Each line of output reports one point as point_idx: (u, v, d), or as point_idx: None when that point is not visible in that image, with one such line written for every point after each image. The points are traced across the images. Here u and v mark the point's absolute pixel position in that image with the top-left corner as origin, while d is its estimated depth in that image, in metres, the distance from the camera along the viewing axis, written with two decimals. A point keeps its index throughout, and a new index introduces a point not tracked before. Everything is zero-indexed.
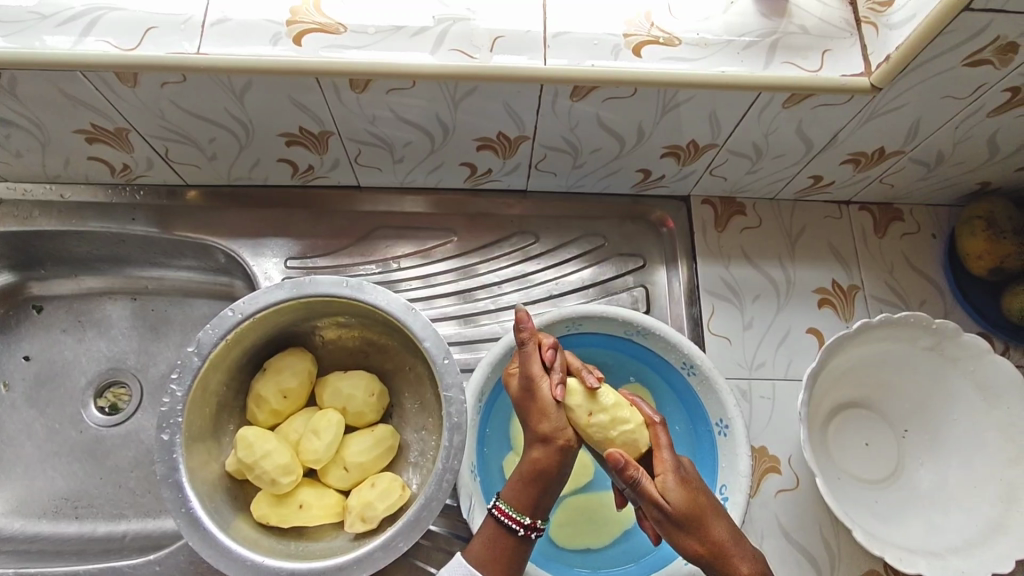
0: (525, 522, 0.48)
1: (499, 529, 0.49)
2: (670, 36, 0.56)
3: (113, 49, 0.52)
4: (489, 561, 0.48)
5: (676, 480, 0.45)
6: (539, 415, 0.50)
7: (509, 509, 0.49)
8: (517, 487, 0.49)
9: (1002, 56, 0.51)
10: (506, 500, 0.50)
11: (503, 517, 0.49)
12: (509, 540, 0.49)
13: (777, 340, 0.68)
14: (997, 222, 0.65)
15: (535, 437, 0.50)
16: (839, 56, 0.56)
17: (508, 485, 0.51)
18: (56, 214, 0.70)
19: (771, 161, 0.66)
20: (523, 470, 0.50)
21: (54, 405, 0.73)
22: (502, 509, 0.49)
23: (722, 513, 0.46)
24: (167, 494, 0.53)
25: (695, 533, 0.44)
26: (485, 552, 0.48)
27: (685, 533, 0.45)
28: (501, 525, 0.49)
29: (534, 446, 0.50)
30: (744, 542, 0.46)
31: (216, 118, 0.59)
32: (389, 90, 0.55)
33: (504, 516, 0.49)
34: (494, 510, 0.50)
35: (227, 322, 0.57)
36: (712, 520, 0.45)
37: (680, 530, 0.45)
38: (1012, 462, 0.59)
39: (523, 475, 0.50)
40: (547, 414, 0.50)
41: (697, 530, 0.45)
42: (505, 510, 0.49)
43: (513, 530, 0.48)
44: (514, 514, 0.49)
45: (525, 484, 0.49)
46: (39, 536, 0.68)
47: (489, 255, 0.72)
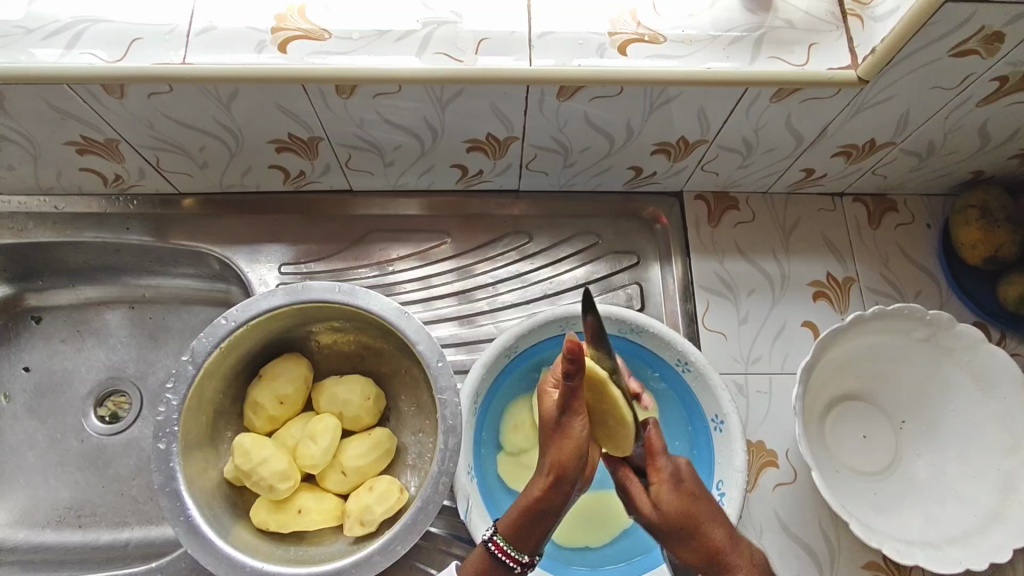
0: (523, 560, 0.47)
1: (492, 562, 0.47)
2: (654, 33, 0.56)
3: (100, 61, 0.52)
4: None
5: (670, 487, 0.45)
6: (561, 449, 0.45)
7: (508, 546, 0.47)
8: (520, 526, 0.46)
9: (988, 45, 0.51)
10: (504, 535, 0.47)
11: (501, 553, 0.47)
12: (503, 573, 0.47)
13: (773, 334, 0.68)
14: (991, 212, 0.65)
15: (547, 473, 0.46)
16: (826, 50, 0.55)
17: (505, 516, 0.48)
18: (52, 225, 0.71)
19: (763, 156, 0.65)
20: (529, 504, 0.46)
21: (55, 415, 0.73)
22: (500, 546, 0.47)
23: (722, 520, 0.45)
24: (166, 503, 0.53)
25: (688, 541, 0.44)
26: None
27: (677, 542, 0.45)
28: (498, 561, 0.47)
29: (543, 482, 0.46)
30: (746, 549, 0.44)
31: (205, 127, 0.60)
32: (376, 95, 0.55)
33: (503, 553, 0.47)
34: (491, 545, 0.47)
35: (221, 330, 0.57)
36: (710, 530, 0.44)
37: (672, 539, 0.45)
38: (1009, 452, 0.59)
39: (526, 513, 0.46)
40: (568, 452, 0.45)
41: (689, 540, 0.44)
42: (504, 547, 0.47)
43: (510, 566, 0.47)
44: (512, 553, 0.47)
45: (523, 521, 0.46)
46: (44, 545, 0.69)
47: (483, 256, 0.72)
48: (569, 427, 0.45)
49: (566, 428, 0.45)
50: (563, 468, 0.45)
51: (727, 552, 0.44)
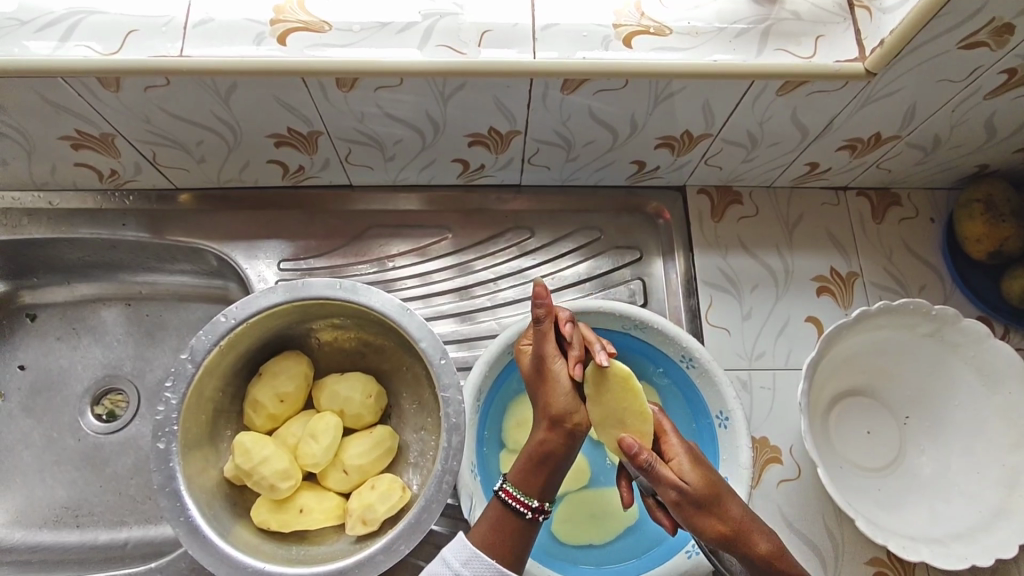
0: (533, 505, 0.48)
1: (505, 512, 0.48)
2: (660, 25, 0.56)
3: (94, 54, 0.51)
4: (493, 543, 0.47)
5: (689, 463, 0.47)
6: (551, 396, 0.50)
7: (516, 491, 0.48)
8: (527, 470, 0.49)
9: (998, 37, 0.50)
10: (515, 482, 0.49)
11: (510, 500, 0.48)
12: (517, 523, 0.48)
13: (777, 330, 0.67)
14: (996, 205, 0.64)
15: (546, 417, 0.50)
16: (833, 42, 0.55)
17: (514, 468, 0.50)
18: (46, 222, 0.69)
19: (768, 149, 0.65)
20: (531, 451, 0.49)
21: (51, 414, 0.72)
22: (509, 492, 0.48)
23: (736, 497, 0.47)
24: (165, 503, 0.53)
25: (715, 511, 0.46)
26: (493, 534, 0.48)
27: (706, 512, 0.45)
28: (510, 508, 0.48)
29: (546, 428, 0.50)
30: (762, 524, 0.47)
31: (202, 121, 0.59)
32: (377, 88, 0.55)
33: (513, 499, 0.48)
34: (501, 493, 0.49)
35: (220, 327, 0.56)
36: (730, 502, 0.46)
37: (700, 512, 0.46)
38: (1014, 447, 0.58)
39: (530, 459, 0.49)
40: (557, 397, 0.50)
41: (716, 509, 0.46)
42: (514, 492, 0.48)
43: (521, 513, 0.48)
44: (523, 497, 0.48)
45: (531, 466, 0.49)
46: (42, 545, 0.68)
47: (484, 251, 0.71)
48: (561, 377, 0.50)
49: (551, 377, 0.50)
50: (557, 405, 0.49)
51: (749, 523, 0.46)
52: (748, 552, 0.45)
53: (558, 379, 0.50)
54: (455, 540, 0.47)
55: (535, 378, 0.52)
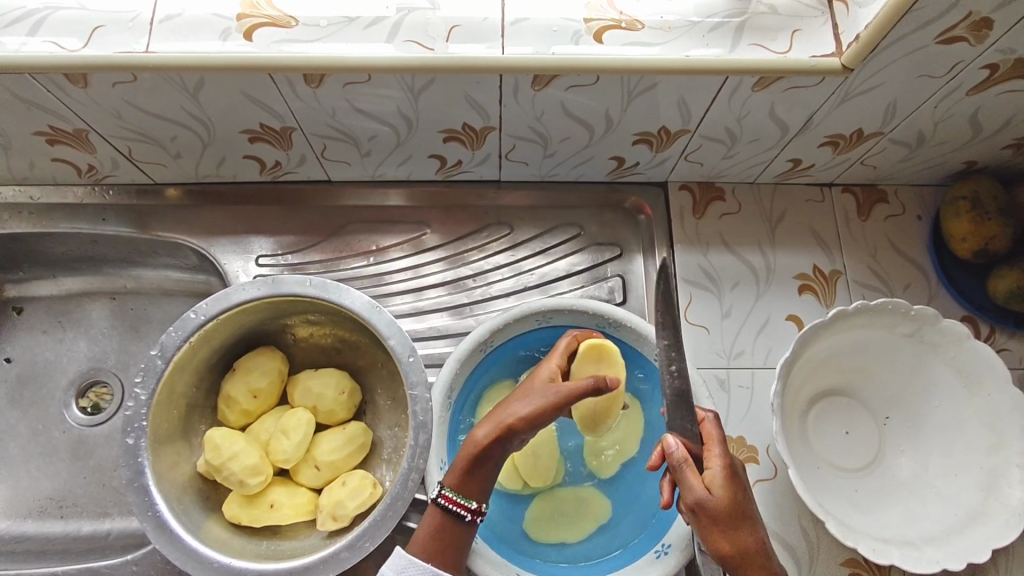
0: (472, 507, 0.51)
1: (445, 519, 0.50)
2: (632, 19, 0.55)
3: (59, 50, 0.51)
4: (434, 554, 0.50)
5: (723, 478, 0.48)
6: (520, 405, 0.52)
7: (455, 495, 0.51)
8: (465, 473, 0.51)
9: (976, 32, 0.49)
10: (452, 487, 0.51)
11: (450, 504, 0.50)
12: (457, 526, 0.51)
13: (756, 329, 0.66)
14: (982, 203, 0.63)
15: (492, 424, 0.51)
16: (809, 37, 0.54)
17: (450, 471, 0.52)
18: (28, 216, 0.70)
19: (748, 146, 0.64)
20: (494, 463, 0.52)
21: (36, 406, 0.73)
22: (449, 496, 0.51)
23: (758, 526, 0.48)
24: (134, 498, 0.53)
25: (728, 532, 0.47)
26: (432, 543, 0.50)
27: (719, 532, 0.47)
28: (445, 511, 0.51)
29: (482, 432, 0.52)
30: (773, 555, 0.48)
31: (175, 118, 0.59)
32: (346, 84, 0.54)
33: (453, 504, 0.50)
34: (441, 500, 0.51)
35: (191, 324, 0.57)
36: (748, 528, 0.47)
37: (714, 526, 0.47)
38: (993, 450, 0.57)
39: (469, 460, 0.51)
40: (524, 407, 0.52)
41: (730, 534, 0.47)
42: (453, 499, 0.51)
43: (460, 516, 0.51)
44: (460, 500, 0.51)
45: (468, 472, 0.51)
46: (25, 536, 0.69)
47: (464, 247, 0.71)
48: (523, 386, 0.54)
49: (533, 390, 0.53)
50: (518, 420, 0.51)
51: (760, 558, 0.47)
52: None
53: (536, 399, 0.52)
54: (394, 553, 0.49)
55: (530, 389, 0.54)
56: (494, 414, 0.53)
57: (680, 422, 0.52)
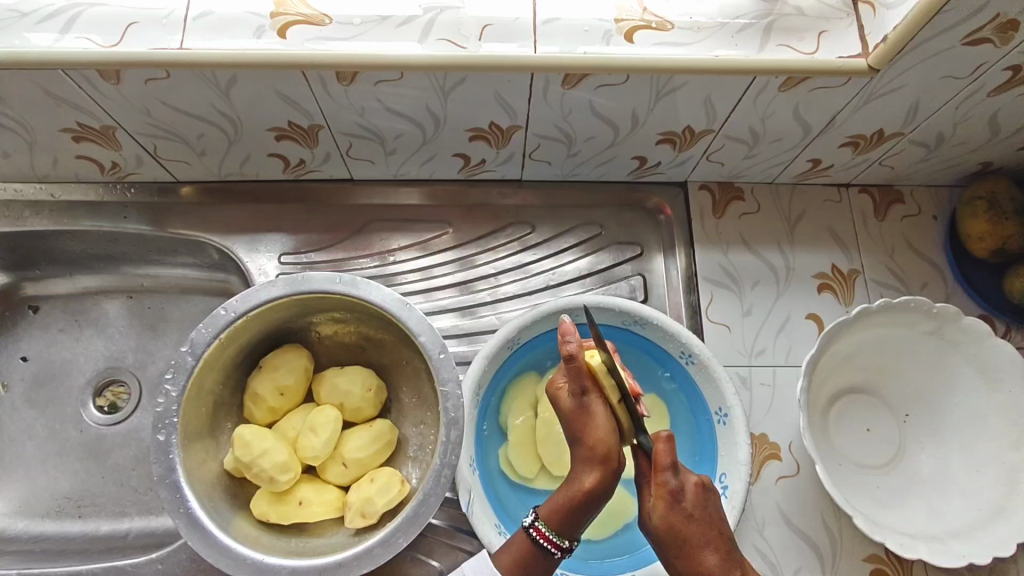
0: (564, 545, 0.47)
1: (534, 547, 0.48)
2: (662, 20, 0.55)
3: (94, 46, 0.51)
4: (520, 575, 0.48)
5: (666, 506, 0.44)
6: (593, 431, 0.46)
7: (549, 533, 0.47)
8: (563, 514, 0.46)
9: (1002, 34, 0.50)
10: (546, 521, 0.47)
11: (542, 539, 0.47)
12: (541, 557, 0.48)
13: (777, 327, 0.67)
14: (999, 203, 0.64)
15: (596, 467, 0.45)
16: (836, 38, 0.54)
17: (545, 504, 0.48)
18: (48, 214, 0.70)
19: (770, 146, 0.65)
20: (596, 507, 0.47)
21: (53, 405, 0.73)
22: (542, 532, 0.47)
23: (716, 544, 0.44)
24: (165, 495, 0.53)
25: (678, 558, 0.44)
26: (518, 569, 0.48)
27: (667, 557, 0.45)
28: (538, 545, 0.48)
29: (589, 477, 0.46)
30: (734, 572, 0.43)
31: (203, 115, 0.59)
32: (378, 82, 0.54)
33: (543, 539, 0.47)
34: (532, 531, 0.48)
35: (221, 320, 0.56)
36: (700, 553, 0.44)
37: (663, 552, 0.45)
38: (1014, 445, 0.58)
39: (572, 504, 0.46)
40: (600, 431, 0.46)
41: (680, 561, 0.44)
42: (547, 534, 0.47)
43: (550, 552, 0.48)
44: (554, 538, 0.47)
45: (572, 514, 0.46)
46: (43, 536, 0.69)
47: (485, 246, 0.71)
48: (588, 409, 0.46)
49: (589, 410, 0.46)
50: (601, 448, 0.45)
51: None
52: None
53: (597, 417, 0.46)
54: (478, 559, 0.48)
55: (572, 415, 0.47)
56: (586, 452, 0.46)
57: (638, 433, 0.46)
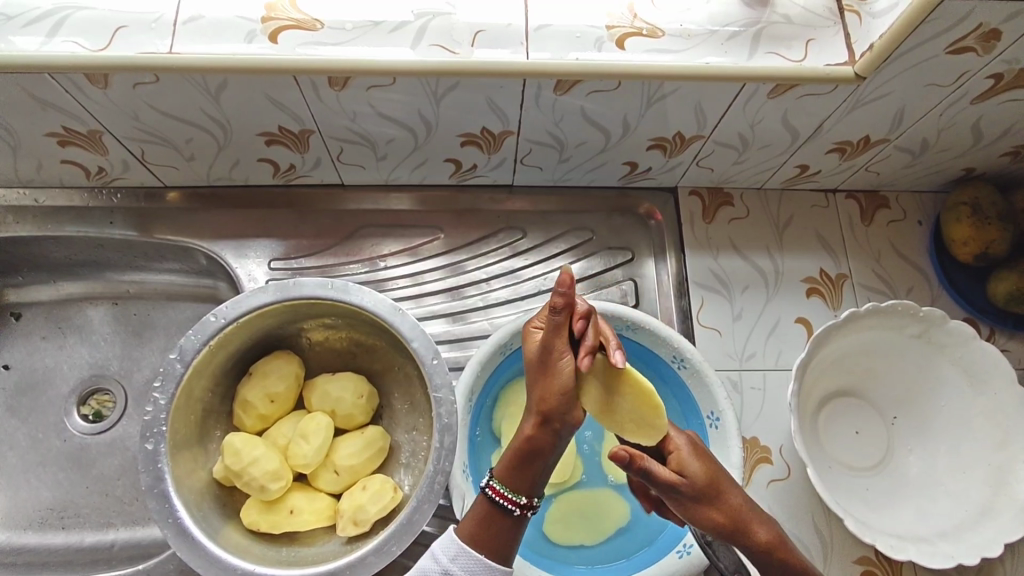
0: (522, 502, 0.47)
1: (494, 508, 0.47)
2: (653, 27, 0.56)
3: (82, 50, 0.51)
4: (482, 539, 0.47)
5: (689, 455, 0.46)
6: (543, 386, 0.47)
7: (505, 490, 0.47)
8: (512, 465, 0.47)
9: (985, 42, 0.51)
10: (499, 479, 0.48)
11: (499, 498, 0.47)
12: (504, 518, 0.47)
13: (766, 331, 0.68)
14: (982, 208, 0.65)
15: (536, 413, 0.47)
16: (823, 46, 0.55)
17: (501, 461, 0.49)
18: (32, 220, 0.68)
19: (758, 152, 0.65)
20: (545, 458, 0.47)
21: (36, 413, 0.71)
22: (497, 490, 0.47)
23: (736, 487, 0.46)
24: (153, 505, 0.52)
25: (715, 504, 0.44)
26: (480, 529, 0.47)
27: (703, 510, 0.44)
28: (497, 506, 0.47)
29: (532, 422, 0.47)
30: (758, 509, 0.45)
31: (191, 118, 0.58)
32: (369, 87, 0.54)
33: (501, 498, 0.47)
34: (488, 491, 0.48)
35: (210, 327, 0.56)
36: (728, 494, 0.45)
37: (698, 505, 0.44)
38: (1001, 446, 0.59)
39: (518, 451, 0.47)
40: (550, 391, 0.46)
41: (716, 505, 0.44)
42: (501, 491, 0.47)
43: (509, 510, 0.47)
44: (510, 495, 0.47)
45: (520, 464, 0.47)
46: (26, 548, 0.67)
47: (476, 251, 0.71)
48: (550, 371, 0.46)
49: (551, 373, 0.46)
50: (549, 403, 0.46)
51: (749, 511, 0.45)
52: (749, 543, 0.44)
53: (557, 378, 0.46)
54: (445, 536, 0.47)
55: (536, 371, 0.48)
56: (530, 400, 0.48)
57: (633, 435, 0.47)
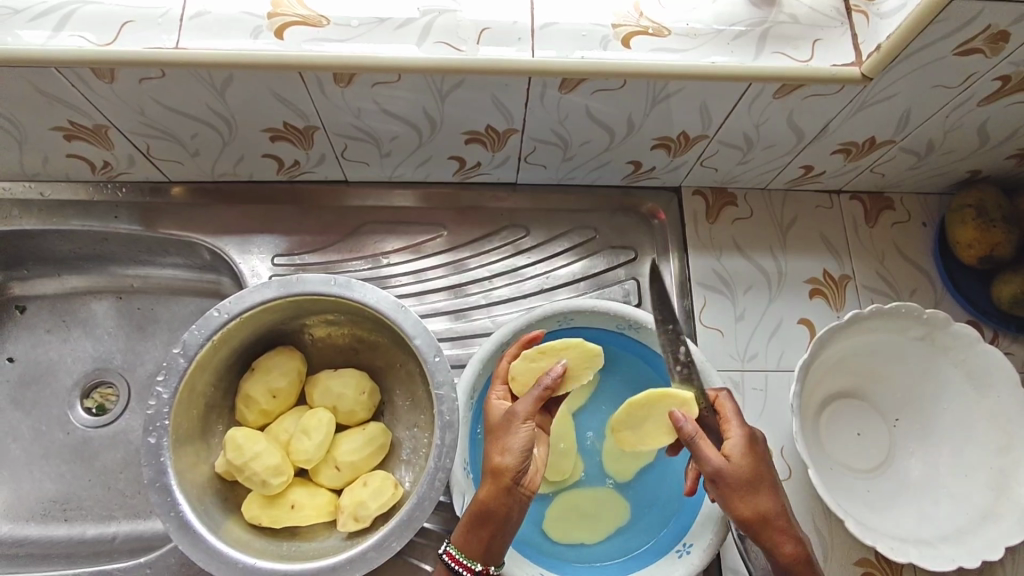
0: (477, 569, 0.49)
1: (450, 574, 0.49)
2: (659, 26, 0.56)
3: (89, 45, 0.51)
4: None
5: (742, 448, 0.49)
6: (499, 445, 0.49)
7: (459, 555, 0.49)
8: (467, 531, 0.49)
9: (993, 44, 0.51)
10: (457, 544, 0.49)
11: (454, 563, 0.49)
12: None
13: (769, 332, 0.67)
14: (987, 211, 0.65)
15: (488, 476, 0.48)
16: (830, 46, 0.55)
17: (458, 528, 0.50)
18: (37, 213, 0.69)
19: (763, 152, 0.65)
20: (500, 524, 0.48)
21: (40, 406, 0.72)
22: (452, 556, 0.49)
23: (778, 493, 0.49)
24: (155, 498, 0.52)
25: (749, 500, 0.48)
26: None
27: (738, 501, 0.48)
28: (453, 570, 0.49)
29: (484, 487, 0.49)
30: (791, 518, 0.49)
31: (197, 114, 0.58)
32: (374, 84, 0.54)
33: (455, 562, 0.49)
34: (445, 556, 0.49)
35: (213, 322, 0.56)
36: (764, 498, 0.48)
37: (735, 495, 0.48)
38: (1002, 450, 0.59)
39: (472, 518, 0.49)
40: (505, 449, 0.49)
41: (750, 500, 0.48)
42: (457, 557, 0.49)
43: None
44: (464, 561, 0.49)
45: (473, 529, 0.49)
46: (29, 539, 0.68)
47: (479, 248, 0.71)
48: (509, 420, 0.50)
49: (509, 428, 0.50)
50: (500, 465, 0.48)
51: (781, 521, 0.48)
52: (772, 545, 0.48)
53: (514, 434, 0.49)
54: None
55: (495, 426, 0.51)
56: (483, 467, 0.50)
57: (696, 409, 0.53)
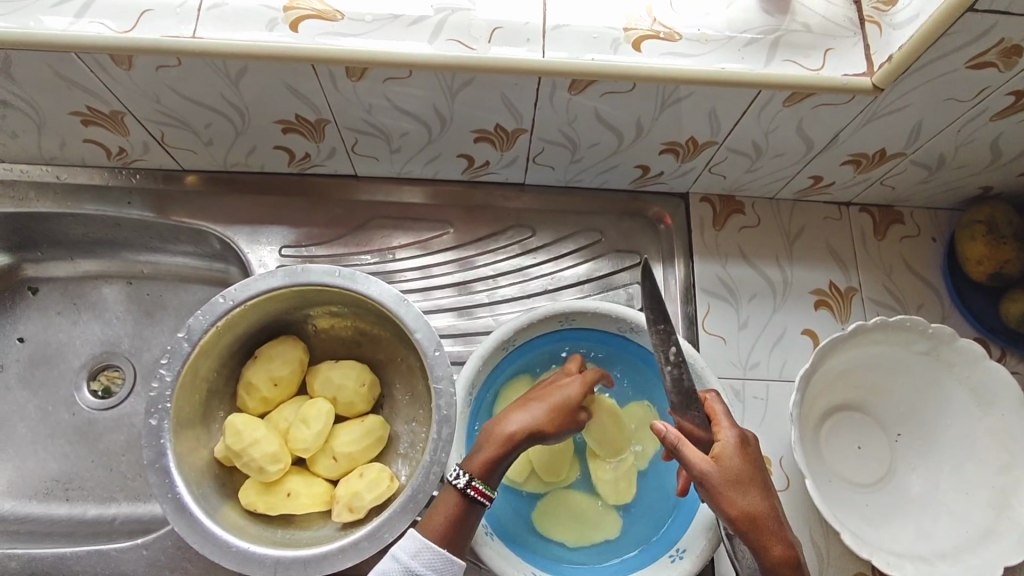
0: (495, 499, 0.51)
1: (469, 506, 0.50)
2: (670, 31, 0.56)
3: (108, 31, 0.52)
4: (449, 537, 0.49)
5: (732, 450, 0.49)
6: (549, 400, 0.54)
7: (483, 487, 0.50)
8: (494, 463, 0.51)
9: (1006, 58, 0.50)
10: (481, 478, 0.50)
11: (477, 496, 0.50)
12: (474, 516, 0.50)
13: (772, 342, 0.67)
14: (998, 227, 0.64)
15: (533, 422, 0.52)
16: (841, 56, 0.55)
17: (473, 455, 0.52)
18: (54, 196, 0.70)
19: (772, 161, 0.65)
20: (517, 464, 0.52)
21: (47, 386, 0.73)
22: (479, 488, 0.50)
23: (770, 496, 0.48)
24: (154, 479, 0.53)
25: (739, 498, 0.47)
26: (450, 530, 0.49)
27: (726, 500, 0.47)
28: (474, 503, 0.50)
29: (523, 428, 0.52)
30: (785, 525, 0.47)
31: (211, 104, 0.59)
32: (385, 79, 0.55)
33: (480, 496, 0.50)
34: (470, 490, 0.50)
35: (219, 308, 0.57)
36: (755, 498, 0.47)
37: (723, 494, 0.47)
38: (1005, 469, 0.59)
39: (502, 450, 0.51)
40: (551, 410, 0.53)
41: (740, 498, 0.47)
42: (483, 491, 0.50)
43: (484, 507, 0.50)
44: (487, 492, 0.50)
45: (499, 461, 0.51)
46: (30, 517, 0.69)
47: (485, 247, 0.72)
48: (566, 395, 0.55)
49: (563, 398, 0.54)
50: (550, 417, 0.53)
51: (770, 523, 0.47)
52: (763, 547, 0.46)
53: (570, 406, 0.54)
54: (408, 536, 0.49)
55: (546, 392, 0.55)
56: (520, 410, 0.53)
57: (682, 411, 0.54)
